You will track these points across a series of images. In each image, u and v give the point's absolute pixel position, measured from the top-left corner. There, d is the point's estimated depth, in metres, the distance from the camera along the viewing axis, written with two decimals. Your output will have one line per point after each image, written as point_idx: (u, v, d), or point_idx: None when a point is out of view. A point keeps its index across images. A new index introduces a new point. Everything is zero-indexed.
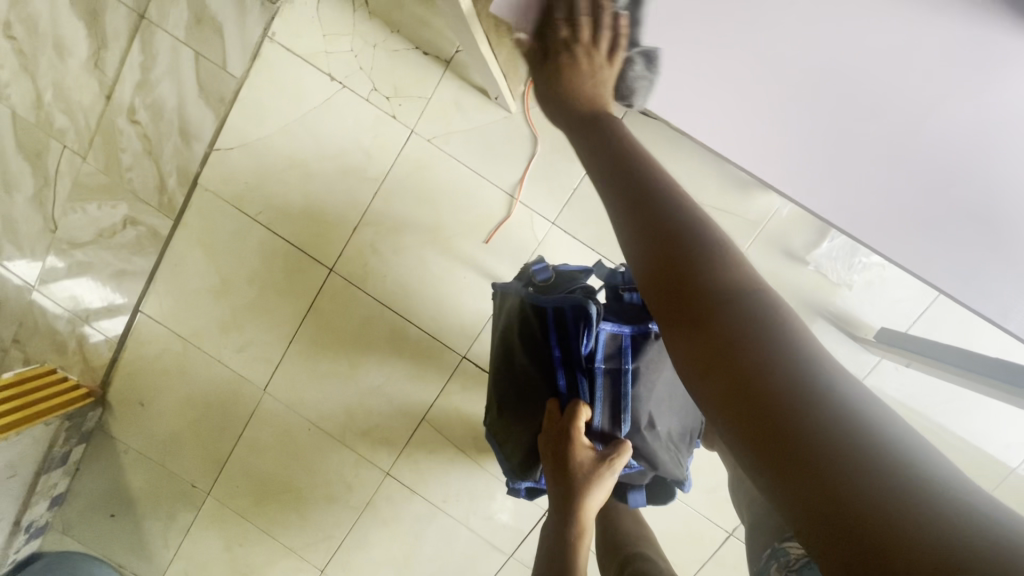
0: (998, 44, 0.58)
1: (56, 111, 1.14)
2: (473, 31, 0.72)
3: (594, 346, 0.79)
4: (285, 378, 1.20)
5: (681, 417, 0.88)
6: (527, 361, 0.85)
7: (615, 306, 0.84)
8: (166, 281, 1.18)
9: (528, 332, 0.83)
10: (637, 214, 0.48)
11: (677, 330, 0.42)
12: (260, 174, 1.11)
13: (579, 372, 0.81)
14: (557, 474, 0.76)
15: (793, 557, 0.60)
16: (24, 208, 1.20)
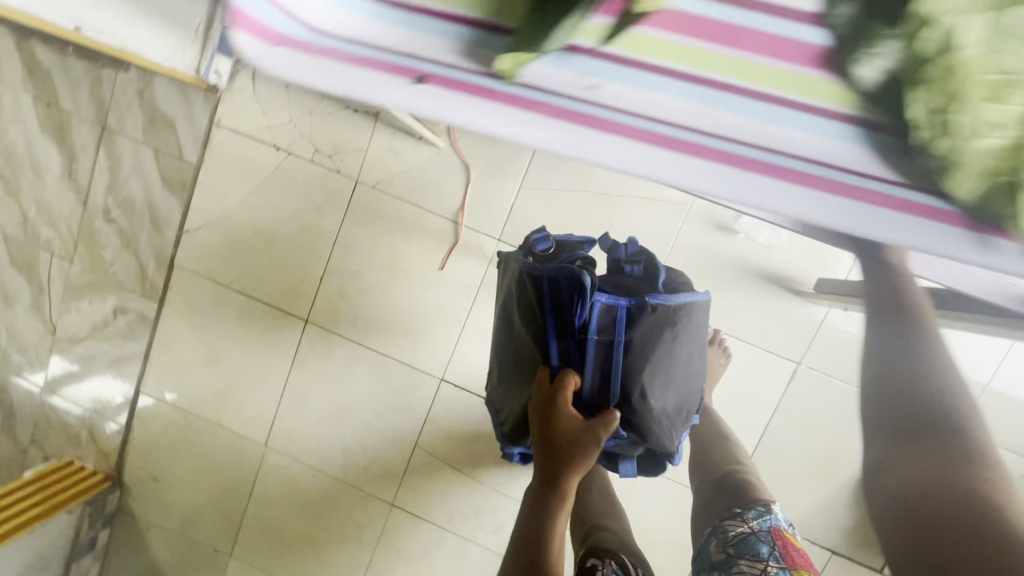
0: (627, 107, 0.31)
1: (41, 224, 1.26)
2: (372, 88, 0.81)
3: (587, 316, 0.81)
4: (282, 430, 1.27)
5: (678, 387, 0.87)
6: (524, 329, 0.87)
7: (615, 277, 0.90)
8: (161, 359, 1.28)
9: (525, 304, 0.85)
10: (894, 334, 0.64)
11: (887, 439, 0.59)
12: (228, 246, 1.21)
13: (571, 343, 0.82)
14: (544, 442, 0.77)
15: (732, 534, 0.67)
16: (25, 316, 1.30)
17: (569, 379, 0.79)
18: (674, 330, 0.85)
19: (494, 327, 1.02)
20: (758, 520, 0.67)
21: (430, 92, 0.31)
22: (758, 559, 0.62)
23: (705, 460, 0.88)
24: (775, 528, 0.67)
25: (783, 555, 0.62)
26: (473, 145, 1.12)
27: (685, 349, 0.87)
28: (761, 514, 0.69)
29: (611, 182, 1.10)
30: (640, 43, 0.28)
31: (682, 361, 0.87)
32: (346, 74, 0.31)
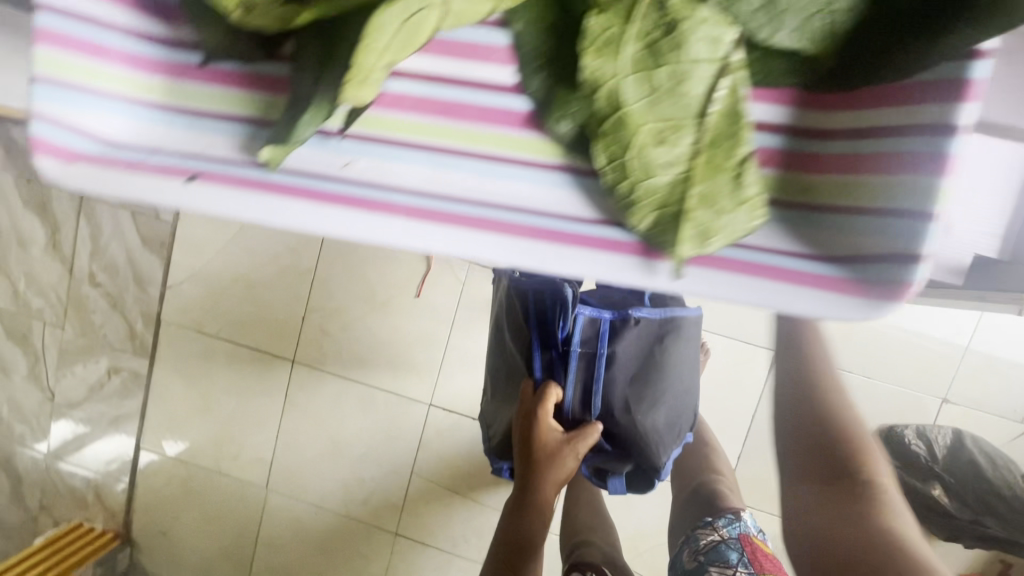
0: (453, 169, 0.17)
1: (32, 295, 1.30)
2: None
3: (570, 330, 0.75)
4: (281, 471, 1.29)
5: (670, 405, 0.77)
6: (514, 344, 0.83)
7: (602, 294, 0.87)
8: (157, 414, 1.31)
9: (513, 320, 0.82)
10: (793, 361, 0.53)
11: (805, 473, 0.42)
12: (211, 297, 1.24)
13: (555, 357, 0.77)
14: (524, 460, 0.72)
15: (702, 543, 0.71)
16: (23, 386, 1.34)
17: (552, 394, 0.73)
18: (661, 343, 0.77)
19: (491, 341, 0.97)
20: (728, 528, 0.71)
21: (210, 195, 0.16)
22: (728, 566, 0.66)
23: (683, 465, 0.88)
24: (745, 535, 0.70)
25: (751, 561, 0.66)
26: None
27: (677, 364, 0.78)
28: (730, 522, 0.72)
29: None
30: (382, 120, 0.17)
31: (676, 377, 0.78)
32: (143, 195, 0.16)
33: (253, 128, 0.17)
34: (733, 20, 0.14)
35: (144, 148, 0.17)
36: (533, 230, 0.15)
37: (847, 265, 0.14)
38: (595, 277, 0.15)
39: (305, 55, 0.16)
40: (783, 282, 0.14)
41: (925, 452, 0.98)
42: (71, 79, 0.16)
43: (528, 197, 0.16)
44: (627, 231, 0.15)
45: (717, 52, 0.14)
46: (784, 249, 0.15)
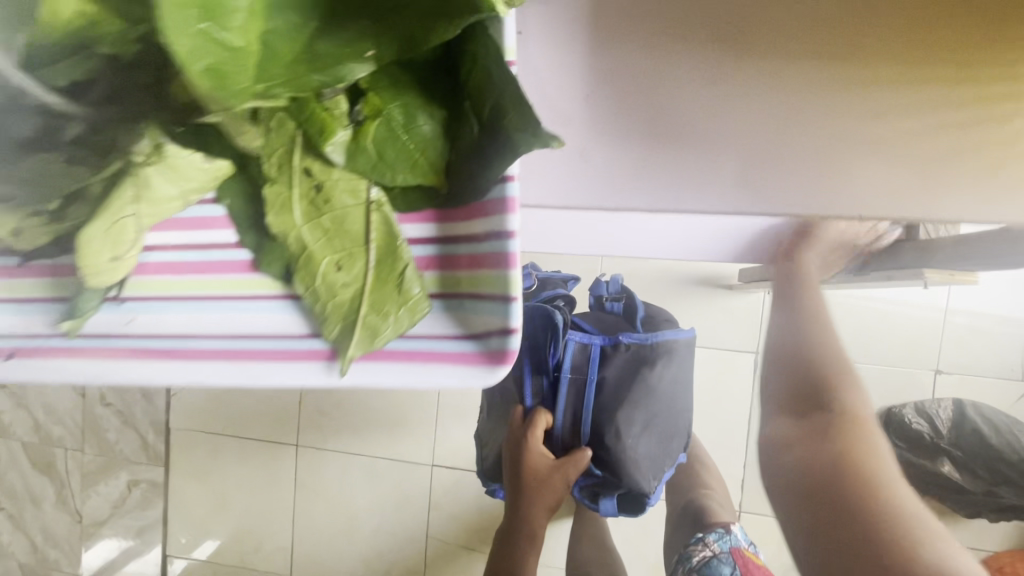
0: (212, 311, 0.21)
1: (51, 425, 1.39)
2: None
3: (561, 355, 0.66)
4: (303, 557, 1.29)
5: (659, 431, 0.71)
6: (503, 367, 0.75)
7: (594, 316, 0.79)
8: (179, 519, 1.35)
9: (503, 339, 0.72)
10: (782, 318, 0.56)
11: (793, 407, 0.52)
12: (211, 398, 1.30)
13: (545, 382, 0.68)
14: (514, 484, 0.67)
15: (696, 561, 0.68)
16: (53, 512, 1.40)
17: (534, 420, 0.66)
18: (652, 368, 0.70)
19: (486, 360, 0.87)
20: (719, 542, 0.69)
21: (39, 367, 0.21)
22: None
23: (675, 480, 0.89)
24: (735, 549, 0.68)
25: None
26: None
27: (670, 387, 0.72)
28: (721, 536, 0.70)
29: None
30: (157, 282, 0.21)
31: (670, 400, 0.72)
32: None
33: (62, 307, 0.21)
34: (361, 174, 0.19)
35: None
36: (246, 352, 0.19)
37: (477, 341, 0.18)
38: (290, 382, 0.19)
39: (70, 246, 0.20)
40: (425, 361, 0.18)
41: (928, 428, 0.99)
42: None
43: (260, 325, 0.20)
44: (321, 337, 0.19)
45: (359, 195, 0.19)
46: (439, 330, 0.19)
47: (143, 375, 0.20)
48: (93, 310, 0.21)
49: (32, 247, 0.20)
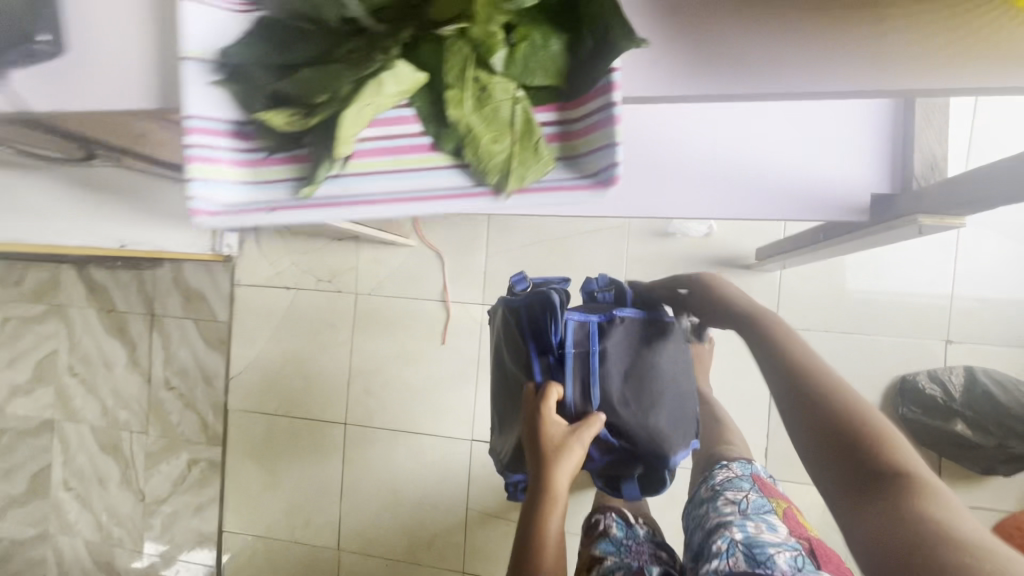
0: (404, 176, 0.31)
1: (118, 409, 1.51)
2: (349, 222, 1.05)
3: (563, 332, 0.67)
4: (350, 529, 1.38)
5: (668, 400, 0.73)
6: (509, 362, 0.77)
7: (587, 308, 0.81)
8: (234, 495, 1.44)
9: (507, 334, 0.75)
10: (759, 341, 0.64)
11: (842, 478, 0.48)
12: (266, 380, 1.41)
13: (551, 362, 0.68)
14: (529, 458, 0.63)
15: (719, 479, 0.73)
16: (118, 491, 1.51)
17: (547, 391, 0.65)
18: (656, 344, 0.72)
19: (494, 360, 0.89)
20: (742, 467, 0.73)
21: (297, 213, 0.32)
22: (741, 491, 0.68)
23: (702, 437, 0.96)
24: (756, 473, 0.72)
25: (761, 487, 0.69)
26: (438, 234, 1.31)
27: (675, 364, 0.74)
28: (745, 464, 0.75)
29: (557, 227, 1.25)
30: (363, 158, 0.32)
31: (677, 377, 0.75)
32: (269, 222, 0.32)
33: (302, 181, 0.33)
34: (511, 79, 0.29)
35: (257, 198, 0.33)
36: (439, 198, 0.31)
37: (594, 181, 0.29)
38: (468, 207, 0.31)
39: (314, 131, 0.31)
40: (557, 197, 0.30)
41: (940, 391, 1.06)
42: (212, 177, 0.32)
43: (441, 183, 0.31)
44: (486, 185, 0.30)
45: (510, 92, 0.29)
46: (563, 177, 0.30)
47: (368, 209, 0.31)
48: (324, 179, 0.32)
49: (294, 128, 0.31)
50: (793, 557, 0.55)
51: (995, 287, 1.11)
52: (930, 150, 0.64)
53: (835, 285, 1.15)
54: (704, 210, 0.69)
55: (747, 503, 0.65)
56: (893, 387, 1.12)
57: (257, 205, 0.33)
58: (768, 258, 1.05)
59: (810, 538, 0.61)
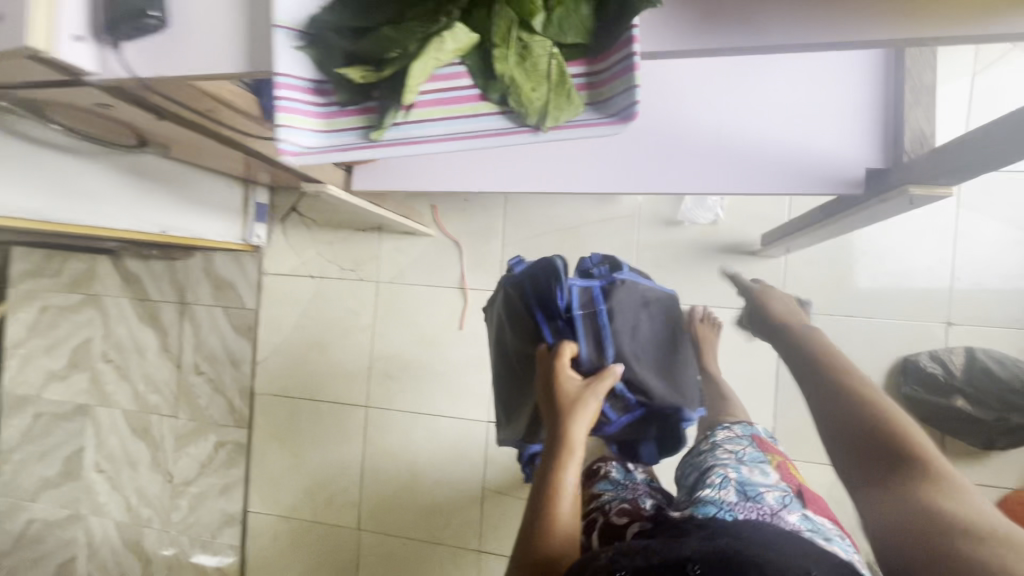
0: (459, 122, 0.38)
1: (149, 393, 1.58)
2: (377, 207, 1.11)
3: (569, 298, 0.66)
4: (370, 509, 1.43)
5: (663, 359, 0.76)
6: (513, 343, 0.76)
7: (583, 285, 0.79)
8: (258, 477, 1.50)
9: (510, 313, 0.74)
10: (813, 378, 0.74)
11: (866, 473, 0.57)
12: (291, 365, 1.48)
13: (562, 328, 0.68)
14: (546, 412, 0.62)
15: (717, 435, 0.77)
16: (147, 473, 1.58)
17: (564, 349, 0.64)
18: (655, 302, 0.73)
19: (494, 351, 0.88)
20: (741, 428, 0.78)
21: (366, 152, 0.39)
22: (738, 443, 0.73)
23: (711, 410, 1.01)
24: (756, 433, 0.76)
25: (757, 443, 0.73)
26: (456, 225, 1.38)
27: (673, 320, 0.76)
28: (744, 426, 0.79)
29: (571, 217, 1.31)
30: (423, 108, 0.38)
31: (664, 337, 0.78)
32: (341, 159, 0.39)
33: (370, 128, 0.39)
34: (547, 37, 0.36)
35: (334, 144, 0.39)
36: (489, 138, 0.37)
37: (616, 120, 0.35)
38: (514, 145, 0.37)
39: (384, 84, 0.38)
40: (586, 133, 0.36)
41: (941, 370, 1.10)
42: (294, 123, 0.38)
43: (490, 125, 0.37)
44: (526, 125, 0.37)
45: (547, 48, 0.36)
46: (591, 119, 0.37)
47: (432, 147, 0.38)
48: (391, 124, 0.38)
49: (365, 80, 0.37)
50: (781, 496, 0.61)
51: (994, 270, 1.15)
52: (918, 126, 0.69)
53: (839, 270, 1.20)
54: (710, 184, 0.75)
55: (743, 454, 0.70)
56: (897, 367, 1.16)
57: (332, 147, 0.39)
58: (772, 243, 1.11)
59: (801, 487, 0.66)
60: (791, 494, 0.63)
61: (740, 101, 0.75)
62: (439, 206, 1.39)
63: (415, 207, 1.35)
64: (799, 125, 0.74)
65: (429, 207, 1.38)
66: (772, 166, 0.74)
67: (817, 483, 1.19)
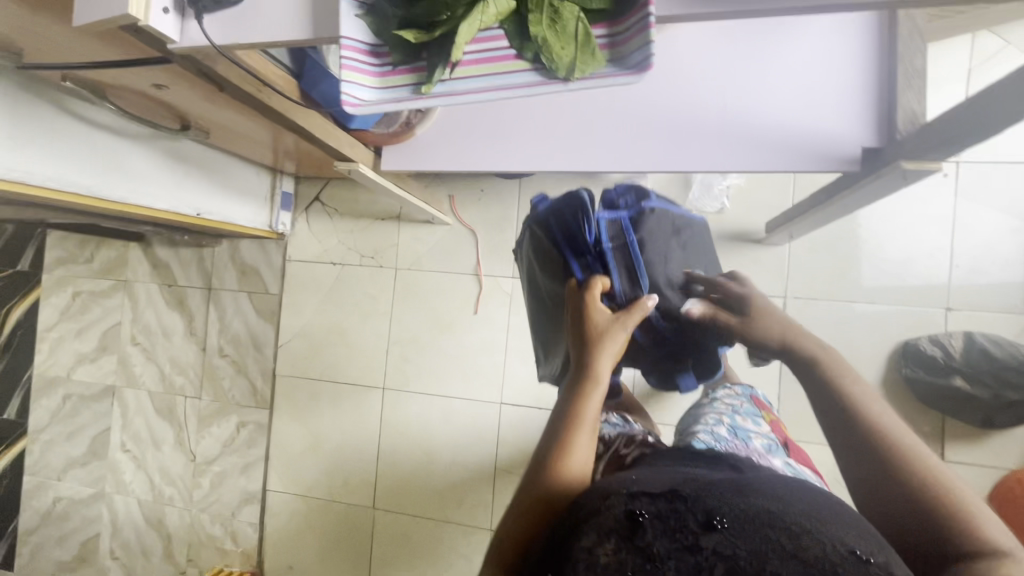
0: (494, 76, 0.44)
1: (174, 375, 1.64)
2: (401, 191, 1.18)
3: (597, 231, 0.72)
4: (386, 489, 1.47)
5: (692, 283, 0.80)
6: (547, 282, 0.82)
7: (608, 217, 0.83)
8: (278, 456, 1.55)
9: (542, 253, 0.80)
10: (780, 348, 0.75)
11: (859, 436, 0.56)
12: (311, 348, 1.54)
13: (591, 263, 0.73)
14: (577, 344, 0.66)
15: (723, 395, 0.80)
16: (170, 453, 1.63)
17: (595, 284, 0.69)
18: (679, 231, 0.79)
19: (524, 291, 0.95)
20: (742, 389, 0.82)
21: (413, 103, 0.44)
22: (729, 397, 0.79)
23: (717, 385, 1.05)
24: (754, 394, 0.81)
25: (753, 400, 0.79)
26: (473, 214, 1.44)
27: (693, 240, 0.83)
28: (746, 389, 0.84)
29: None
30: (465, 67, 0.44)
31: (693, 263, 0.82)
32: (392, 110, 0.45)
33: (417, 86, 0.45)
34: (575, 4, 0.42)
35: (387, 98, 0.46)
36: (524, 89, 0.43)
37: (636, 71, 0.40)
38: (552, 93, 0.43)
39: (434, 47, 0.44)
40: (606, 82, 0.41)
41: (940, 352, 1.14)
42: (351, 79, 0.44)
43: (525, 80, 0.43)
44: (555, 78, 0.43)
45: (575, 13, 0.42)
46: (612, 71, 0.42)
47: (473, 99, 0.44)
48: (438, 81, 0.44)
49: (417, 40, 0.43)
50: (767, 443, 0.67)
51: (992, 258, 1.19)
52: (910, 107, 0.75)
53: (841, 258, 1.24)
54: (712, 162, 0.81)
55: (740, 407, 0.75)
56: (898, 350, 1.20)
57: (383, 102, 0.45)
58: (775, 230, 1.15)
59: (786, 440, 0.74)
60: (777, 443, 0.69)
61: (744, 89, 0.82)
62: (455, 196, 1.46)
63: (434, 196, 1.41)
64: (798, 110, 0.81)
65: (446, 196, 1.45)
66: (771, 144, 0.81)
67: (821, 463, 1.22)
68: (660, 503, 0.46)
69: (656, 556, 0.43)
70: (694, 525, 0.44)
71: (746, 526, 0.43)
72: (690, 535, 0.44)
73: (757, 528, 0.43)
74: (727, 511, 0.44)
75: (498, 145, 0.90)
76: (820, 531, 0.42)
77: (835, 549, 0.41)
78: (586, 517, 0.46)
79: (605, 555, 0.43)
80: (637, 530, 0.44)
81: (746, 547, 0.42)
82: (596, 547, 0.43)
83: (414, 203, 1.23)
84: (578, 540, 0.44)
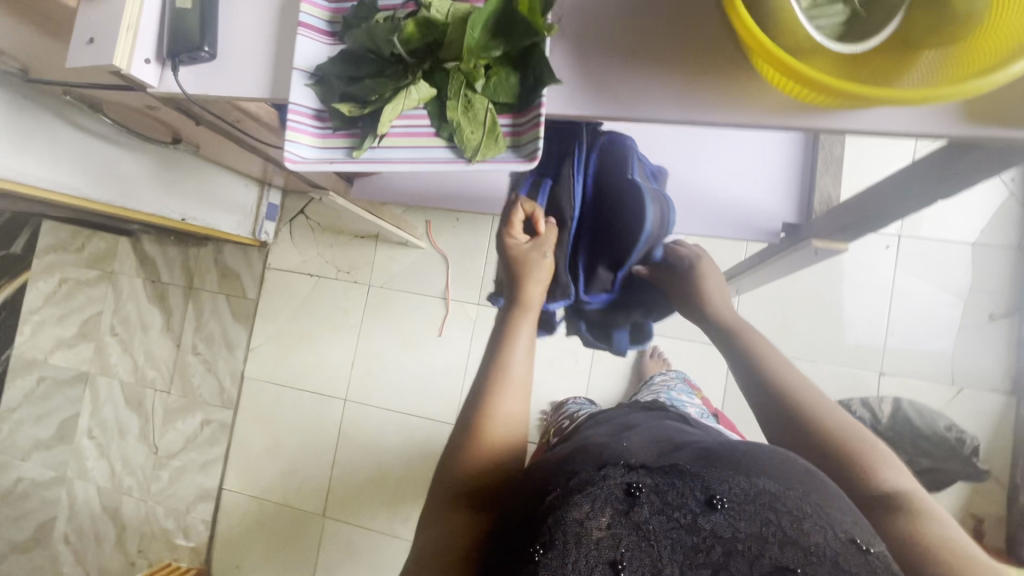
0: (414, 152, 0.51)
1: (147, 368, 1.70)
2: (375, 217, 1.25)
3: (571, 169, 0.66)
4: (336, 499, 1.51)
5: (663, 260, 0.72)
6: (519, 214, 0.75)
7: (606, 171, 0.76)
8: (237, 456, 1.60)
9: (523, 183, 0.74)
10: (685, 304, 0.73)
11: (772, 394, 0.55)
12: (281, 355, 1.59)
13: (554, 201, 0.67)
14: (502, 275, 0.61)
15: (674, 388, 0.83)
16: (134, 443, 1.68)
17: (526, 204, 0.63)
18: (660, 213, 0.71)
19: None
20: (676, 375, 0.99)
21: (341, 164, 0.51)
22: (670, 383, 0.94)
23: None
24: (686, 378, 0.98)
25: (687, 385, 0.96)
26: (447, 241, 1.52)
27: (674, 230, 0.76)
28: (678, 374, 1.00)
29: None
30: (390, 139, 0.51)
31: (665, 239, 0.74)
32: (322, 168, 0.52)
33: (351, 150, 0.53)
34: (485, 96, 0.49)
35: (325, 157, 0.53)
36: (439, 163, 0.50)
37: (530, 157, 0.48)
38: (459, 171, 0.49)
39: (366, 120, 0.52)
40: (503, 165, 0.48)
41: (869, 416, 1.20)
42: (293, 139, 0.52)
43: (442, 156, 0.50)
44: (463, 157, 0.50)
45: (484, 103, 0.49)
46: (511, 156, 0.49)
47: (396, 166, 0.50)
48: (369, 147, 0.51)
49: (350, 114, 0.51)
50: (700, 410, 0.81)
51: (924, 329, 1.26)
52: (826, 191, 0.82)
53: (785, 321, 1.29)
54: None
55: (679, 387, 0.90)
56: None
57: (318, 161, 0.52)
58: None
59: (716, 411, 0.90)
60: (709, 412, 0.83)
61: (683, 166, 0.88)
62: (432, 222, 1.53)
63: (410, 221, 1.48)
64: (726, 184, 0.89)
65: (424, 221, 1.52)
66: (700, 212, 0.89)
67: None
68: (657, 475, 0.41)
69: (652, 533, 0.38)
70: (694, 504, 0.39)
71: (747, 504, 0.39)
72: (688, 514, 0.39)
73: (759, 508, 0.38)
74: (728, 487, 0.40)
75: (462, 185, 0.97)
76: (824, 515, 0.38)
77: (836, 540, 0.37)
78: (580, 486, 0.40)
79: (598, 530, 0.38)
80: (633, 505, 0.39)
81: (747, 528, 0.38)
82: (588, 519, 0.38)
83: (388, 227, 1.30)
84: (569, 509, 0.38)
